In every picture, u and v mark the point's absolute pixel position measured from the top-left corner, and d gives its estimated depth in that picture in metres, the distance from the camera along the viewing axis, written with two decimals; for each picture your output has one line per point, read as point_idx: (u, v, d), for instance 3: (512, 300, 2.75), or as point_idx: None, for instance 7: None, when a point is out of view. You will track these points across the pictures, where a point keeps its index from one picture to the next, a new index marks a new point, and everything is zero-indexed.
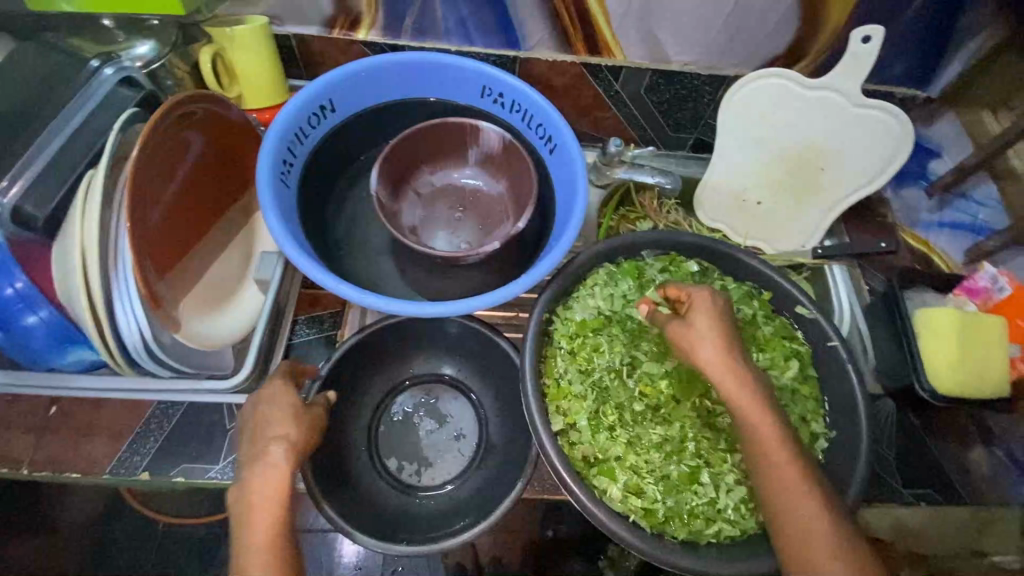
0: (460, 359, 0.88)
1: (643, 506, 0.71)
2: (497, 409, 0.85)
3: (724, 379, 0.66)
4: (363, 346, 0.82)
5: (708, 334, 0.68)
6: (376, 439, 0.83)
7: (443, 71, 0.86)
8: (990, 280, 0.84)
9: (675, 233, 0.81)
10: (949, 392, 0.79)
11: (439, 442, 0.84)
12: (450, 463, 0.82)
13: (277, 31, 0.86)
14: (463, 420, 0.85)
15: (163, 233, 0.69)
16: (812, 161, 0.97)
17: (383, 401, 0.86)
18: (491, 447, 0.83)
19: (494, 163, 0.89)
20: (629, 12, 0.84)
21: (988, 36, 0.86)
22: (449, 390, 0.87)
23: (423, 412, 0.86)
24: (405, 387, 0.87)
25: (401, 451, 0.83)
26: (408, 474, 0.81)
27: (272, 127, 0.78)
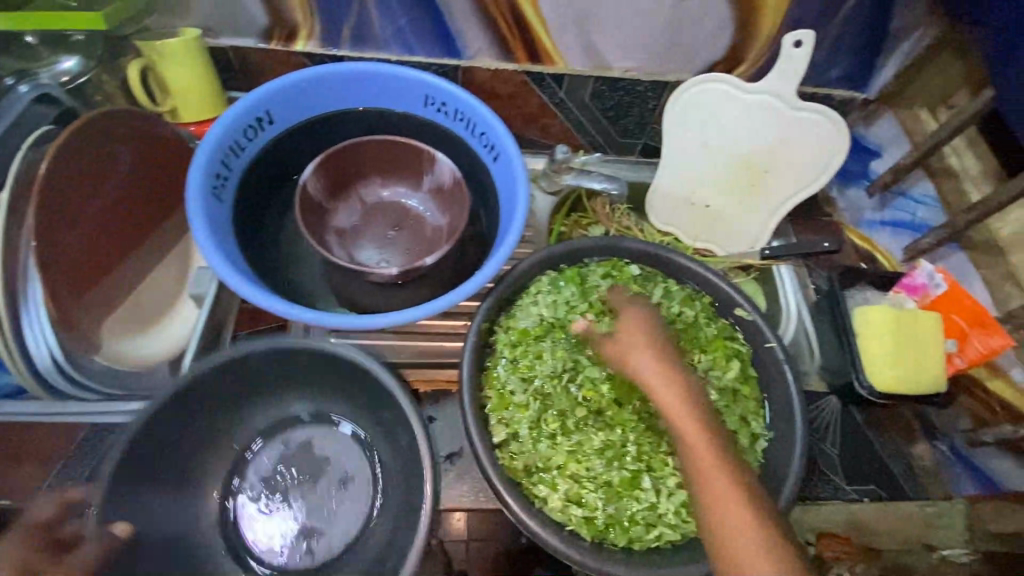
0: (321, 398, 0.79)
1: (583, 514, 0.71)
2: (382, 448, 0.77)
3: (665, 398, 0.67)
4: (176, 421, 0.71)
5: (631, 347, 0.71)
6: (244, 520, 0.76)
7: (384, 79, 0.86)
8: (927, 277, 0.85)
9: (616, 240, 0.82)
10: (888, 391, 0.81)
11: (317, 504, 0.77)
12: (345, 517, 0.76)
13: (211, 43, 0.85)
14: (343, 456, 0.79)
15: (84, 249, 0.70)
16: (754, 166, 0.98)
17: (234, 476, 0.78)
18: (381, 488, 0.77)
19: (435, 187, 0.88)
20: (564, 19, 0.84)
21: (919, 39, 0.88)
22: (320, 433, 0.80)
23: (295, 466, 0.78)
24: (272, 439, 0.80)
25: (275, 527, 0.76)
26: (299, 557, 0.74)
27: (205, 140, 0.77)
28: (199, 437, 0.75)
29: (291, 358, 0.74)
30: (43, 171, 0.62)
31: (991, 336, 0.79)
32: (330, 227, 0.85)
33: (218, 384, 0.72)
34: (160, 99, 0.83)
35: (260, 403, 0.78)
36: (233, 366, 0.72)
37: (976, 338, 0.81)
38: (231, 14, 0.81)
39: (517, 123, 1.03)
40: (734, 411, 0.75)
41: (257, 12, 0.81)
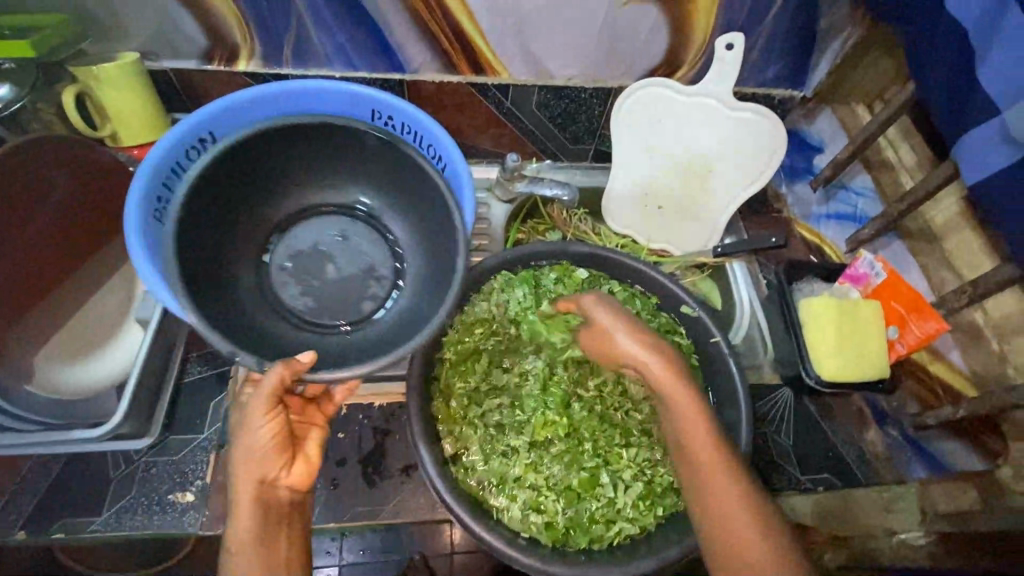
0: (315, 175, 0.80)
1: (543, 520, 0.72)
2: (386, 204, 0.82)
3: (661, 377, 0.65)
4: (195, 259, 0.69)
5: (609, 322, 0.70)
6: (326, 302, 0.78)
7: (327, 95, 0.86)
8: (868, 265, 0.88)
9: (565, 243, 0.82)
10: (832, 379, 0.83)
11: (351, 257, 0.81)
12: (372, 252, 0.82)
13: (151, 66, 0.85)
14: (332, 229, 0.81)
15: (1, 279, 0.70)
16: (700, 165, 1.00)
17: (267, 286, 0.77)
18: (383, 224, 0.83)
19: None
20: (502, 30, 0.86)
21: (847, 37, 0.91)
22: (302, 223, 0.81)
23: (308, 264, 0.80)
24: (272, 262, 0.79)
25: (327, 297, 0.78)
26: (376, 290, 0.79)
27: (145, 160, 0.76)
28: (223, 262, 0.74)
29: (279, 160, 0.76)
30: None
31: (925, 321, 0.81)
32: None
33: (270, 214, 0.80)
34: (100, 124, 0.83)
35: (245, 225, 0.77)
36: (232, 181, 0.73)
37: (913, 323, 0.82)
38: (170, 37, 0.82)
39: (469, 134, 1.04)
40: None
41: (196, 33, 0.82)
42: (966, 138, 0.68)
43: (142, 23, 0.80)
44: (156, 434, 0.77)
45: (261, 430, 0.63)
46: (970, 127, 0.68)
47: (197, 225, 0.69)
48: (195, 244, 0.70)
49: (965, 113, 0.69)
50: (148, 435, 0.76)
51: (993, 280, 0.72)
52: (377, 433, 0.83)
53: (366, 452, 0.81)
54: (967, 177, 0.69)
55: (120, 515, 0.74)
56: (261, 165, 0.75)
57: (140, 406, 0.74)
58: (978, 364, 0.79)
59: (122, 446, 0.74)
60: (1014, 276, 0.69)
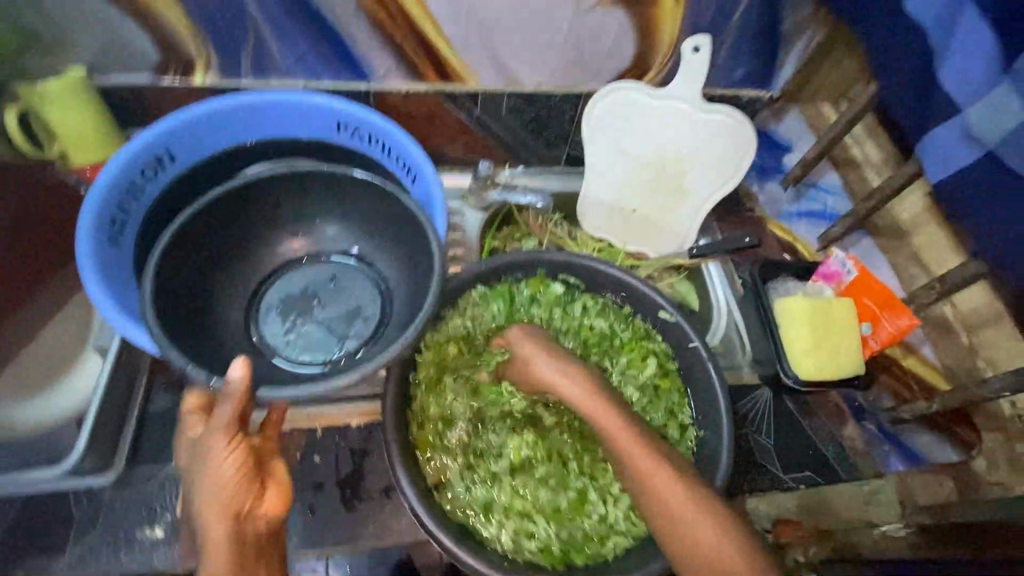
0: (302, 213, 0.80)
1: (537, 546, 0.71)
2: (377, 245, 0.80)
3: (582, 399, 0.68)
4: (176, 291, 0.68)
5: (530, 351, 0.72)
6: (313, 339, 0.74)
7: (291, 108, 0.84)
8: (841, 264, 0.89)
9: (538, 252, 0.80)
10: (809, 378, 0.84)
11: (338, 299, 0.77)
12: (361, 291, 0.78)
13: (101, 81, 0.81)
14: (320, 271, 0.79)
15: None
16: (673, 167, 1.00)
17: (252, 326, 0.75)
18: (372, 263, 0.80)
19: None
20: (468, 37, 0.84)
21: (811, 37, 0.92)
22: (300, 267, 0.79)
23: (296, 303, 0.77)
24: (262, 306, 0.77)
25: (317, 338, 0.74)
26: (362, 327, 0.75)
27: (98, 183, 0.73)
28: (207, 298, 0.73)
29: (279, 198, 0.77)
30: None
31: (899, 317, 0.82)
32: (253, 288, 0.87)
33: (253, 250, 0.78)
34: (48, 144, 0.79)
35: (237, 267, 0.76)
36: (220, 215, 0.73)
37: (886, 320, 0.83)
38: (120, 52, 0.78)
39: (439, 142, 1.02)
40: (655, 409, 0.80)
41: (148, 47, 0.78)
42: (930, 136, 0.69)
43: (89, 37, 0.76)
44: (120, 468, 0.74)
45: (225, 458, 0.55)
46: (932, 126, 0.69)
47: (176, 257, 0.68)
48: (172, 283, 0.68)
49: (926, 112, 0.70)
50: (111, 471, 0.74)
51: (961, 276, 0.73)
52: (356, 454, 0.80)
53: (344, 476, 0.79)
54: (932, 175, 0.70)
55: (81, 558, 0.71)
56: (250, 201, 0.76)
57: (102, 439, 0.72)
58: (950, 357, 0.81)
59: (79, 484, 0.72)
60: (981, 271, 0.71)
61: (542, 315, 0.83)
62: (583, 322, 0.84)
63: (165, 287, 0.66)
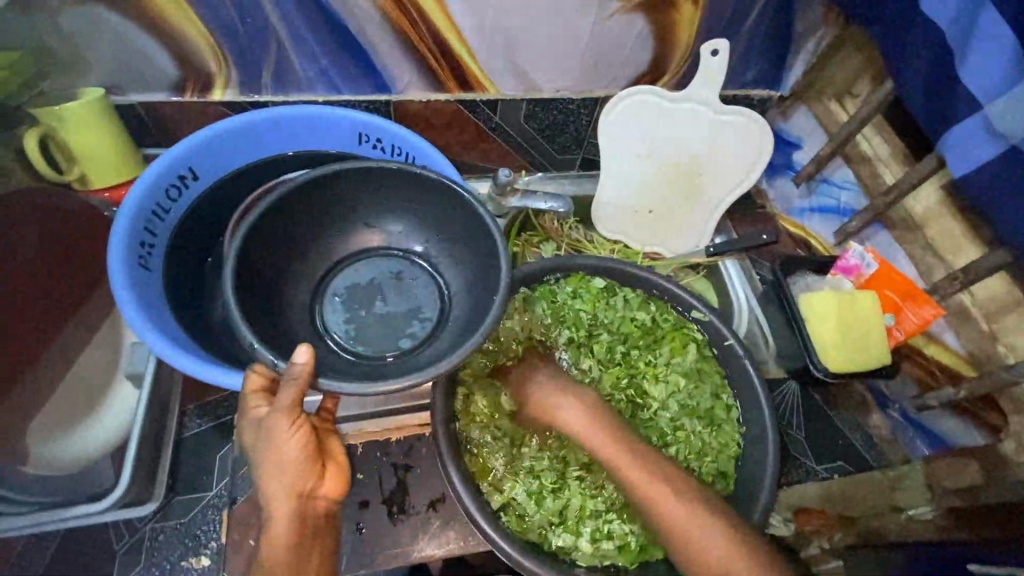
0: (363, 209, 0.76)
1: (616, 545, 0.72)
2: (443, 249, 0.77)
3: (582, 427, 0.71)
4: (246, 288, 0.66)
5: (534, 381, 0.76)
6: (373, 332, 0.73)
7: (313, 121, 0.83)
8: (859, 257, 0.91)
9: (570, 257, 0.82)
10: (837, 370, 0.86)
11: (402, 297, 0.75)
12: (424, 291, 0.76)
13: (118, 101, 0.79)
14: (388, 267, 0.77)
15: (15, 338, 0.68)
16: (690, 168, 1.01)
17: (317, 314, 0.73)
18: (435, 261, 0.77)
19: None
20: (490, 46, 0.85)
21: (821, 37, 0.94)
22: (371, 259, 0.77)
23: (359, 298, 0.75)
24: (325, 295, 0.75)
25: (378, 335, 0.72)
26: (422, 328, 0.73)
27: (123, 207, 0.71)
28: (274, 283, 0.71)
29: (333, 205, 0.75)
30: None
31: (922, 307, 0.85)
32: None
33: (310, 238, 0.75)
34: (67, 168, 0.75)
35: (300, 262, 0.74)
36: (281, 218, 0.71)
37: (909, 310, 0.86)
38: (138, 70, 0.77)
39: (456, 150, 1.02)
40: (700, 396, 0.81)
41: (167, 64, 0.77)
42: (950, 134, 0.72)
43: (108, 57, 0.74)
44: (161, 496, 0.75)
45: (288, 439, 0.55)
46: (953, 124, 0.71)
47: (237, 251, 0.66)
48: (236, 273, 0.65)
49: (944, 110, 0.73)
50: (153, 500, 0.74)
51: (984, 267, 0.76)
52: (399, 469, 0.80)
53: (389, 491, 0.79)
54: (953, 170, 0.73)
55: None
56: (311, 203, 0.73)
57: (142, 468, 0.72)
58: (972, 344, 0.83)
59: (127, 514, 0.73)
60: (1003, 262, 0.73)
61: (586, 311, 0.84)
62: (624, 317, 0.84)
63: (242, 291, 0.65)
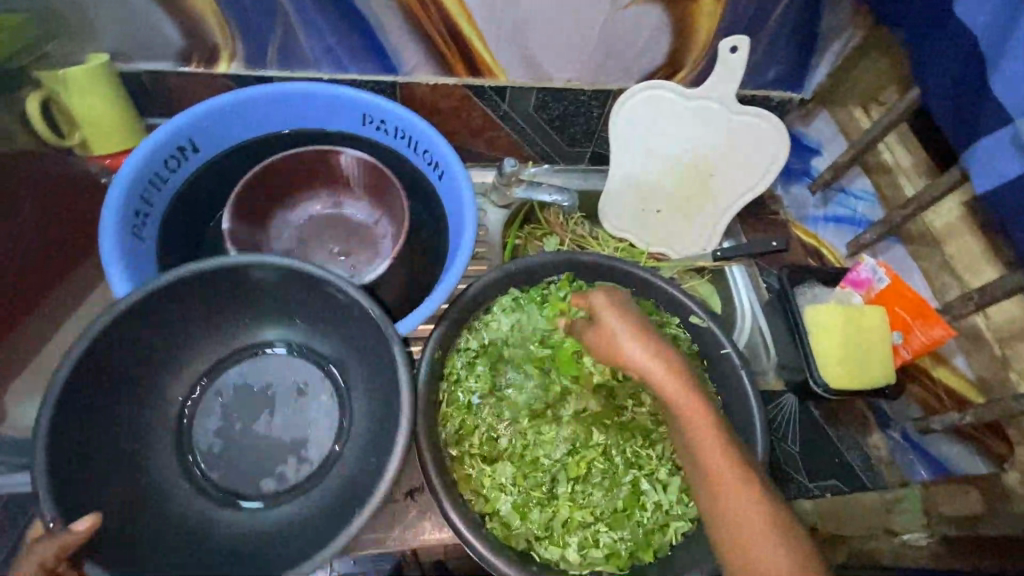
0: (262, 315, 0.69)
1: (604, 553, 0.71)
2: (346, 359, 0.69)
3: (660, 375, 0.63)
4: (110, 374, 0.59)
5: (616, 325, 0.67)
6: (237, 458, 0.67)
7: (318, 99, 0.81)
8: (871, 271, 0.88)
9: (572, 253, 0.79)
10: (839, 387, 0.83)
11: (288, 418, 0.69)
12: (317, 421, 0.69)
13: (124, 68, 0.79)
14: (294, 375, 0.71)
15: (13, 292, 0.70)
16: (701, 169, 0.98)
17: (185, 427, 0.67)
18: (342, 387, 0.70)
19: (360, 191, 0.84)
20: (501, 32, 0.82)
21: (849, 38, 0.90)
22: (258, 363, 0.71)
23: (242, 410, 0.69)
24: (206, 387, 0.69)
25: (246, 466, 0.66)
26: (292, 473, 0.66)
27: (118, 175, 0.71)
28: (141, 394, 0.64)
29: (243, 290, 0.66)
30: None
31: (932, 327, 0.80)
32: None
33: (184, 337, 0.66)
34: (68, 131, 0.77)
35: (197, 335, 0.68)
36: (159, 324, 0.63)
37: (919, 330, 0.82)
38: (144, 38, 0.76)
39: (463, 137, 1.00)
40: None
41: (173, 34, 0.76)
42: (977, 147, 0.68)
43: (114, 22, 0.74)
44: None
45: None
46: (982, 134, 0.67)
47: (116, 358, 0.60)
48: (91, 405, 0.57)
49: (974, 121, 0.68)
50: None
51: (1000, 289, 0.72)
52: None
53: None
54: (978, 186, 0.69)
55: None
56: (206, 292, 0.64)
57: None
58: (983, 370, 0.79)
59: None
60: (1022, 285, 0.70)
61: None
62: None
63: (98, 367, 0.58)
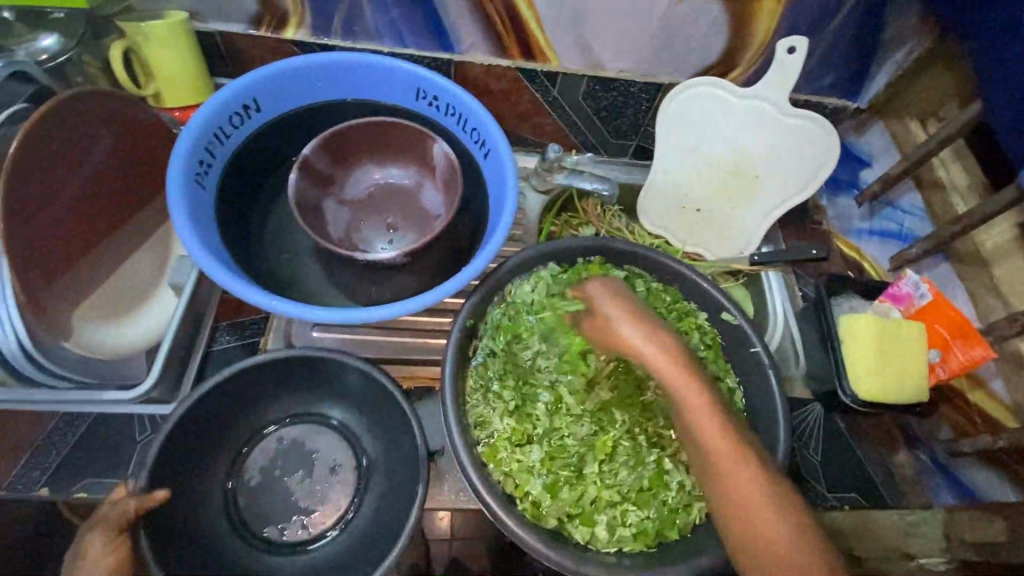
0: (327, 397, 0.81)
1: (633, 531, 0.71)
2: (376, 444, 0.80)
3: (665, 367, 0.67)
4: (207, 400, 0.72)
5: (615, 313, 0.72)
6: (255, 507, 0.77)
7: (374, 70, 0.84)
8: (913, 286, 0.86)
9: (604, 239, 0.80)
10: (869, 400, 0.81)
11: (316, 487, 0.78)
12: (334, 498, 0.78)
13: (200, 27, 0.84)
14: (330, 451, 0.80)
15: (71, 225, 0.73)
16: (746, 169, 0.98)
17: (237, 468, 0.78)
18: (366, 477, 0.79)
19: (439, 181, 0.85)
20: (560, 17, 0.84)
21: (913, 48, 0.88)
22: (302, 429, 0.81)
23: (285, 464, 0.79)
24: (268, 433, 0.80)
25: (266, 516, 0.76)
26: (295, 532, 0.76)
27: (186, 126, 0.76)
28: (208, 448, 0.76)
29: (310, 372, 0.78)
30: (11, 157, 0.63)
31: (972, 347, 0.81)
32: (333, 197, 0.84)
33: (251, 401, 0.78)
34: (144, 83, 0.83)
35: (277, 395, 0.80)
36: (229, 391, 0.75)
37: (958, 348, 0.82)
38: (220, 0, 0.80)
39: (510, 121, 1.02)
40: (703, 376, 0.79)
41: None
42: None
43: None
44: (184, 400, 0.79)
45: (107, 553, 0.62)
46: None
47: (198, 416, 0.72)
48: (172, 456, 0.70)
49: None
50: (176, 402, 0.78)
51: None
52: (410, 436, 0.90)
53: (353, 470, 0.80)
54: None
55: None
56: (259, 379, 0.76)
57: (169, 369, 0.76)
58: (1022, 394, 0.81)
59: (136, 411, 0.77)
60: None
61: None
62: None
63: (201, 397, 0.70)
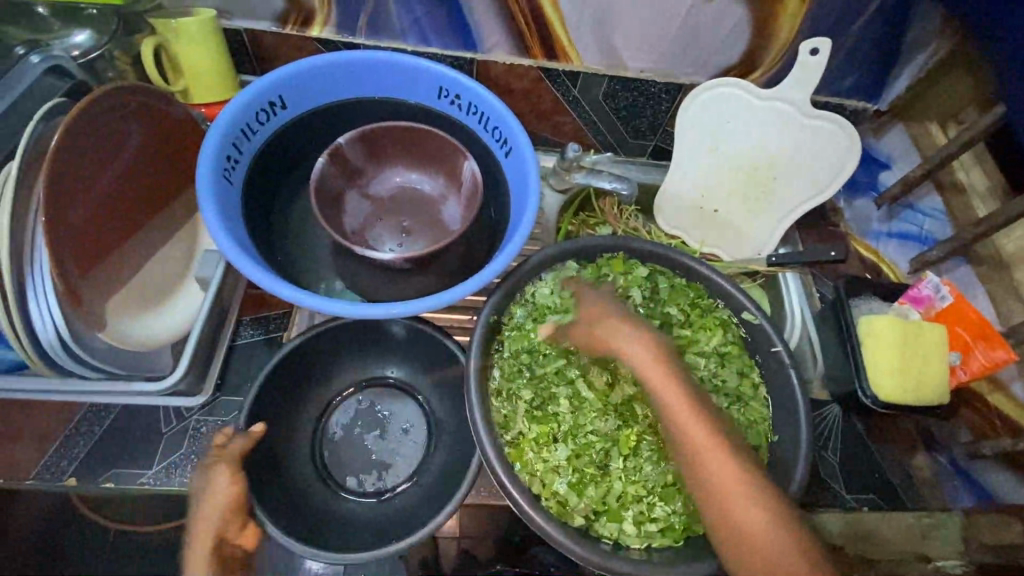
0: (397, 359, 0.86)
1: (659, 527, 0.72)
2: (446, 402, 0.84)
3: (648, 368, 0.71)
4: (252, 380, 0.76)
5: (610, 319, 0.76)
6: (335, 461, 0.81)
7: (398, 68, 0.85)
8: (933, 288, 0.86)
9: (629, 238, 0.80)
10: (889, 401, 0.81)
11: (390, 444, 0.82)
12: (409, 453, 0.82)
13: (227, 25, 0.85)
14: (402, 412, 0.84)
15: (106, 218, 0.74)
16: (766, 170, 0.98)
17: (322, 425, 0.83)
18: (436, 436, 0.83)
19: (462, 197, 0.85)
20: (583, 17, 0.84)
21: (935, 50, 0.88)
22: (377, 391, 0.85)
23: (365, 422, 0.83)
24: (346, 396, 0.85)
25: (346, 469, 0.80)
26: (369, 484, 0.80)
27: (214, 122, 0.76)
28: (291, 405, 0.81)
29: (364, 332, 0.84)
30: (51, 153, 0.64)
31: (994, 349, 0.80)
32: (358, 189, 0.85)
33: (296, 368, 0.81)
34: (172, 79, 0.84)
35: (350, 358, 0.85)
36: (308, 349, 0.81)
37: (979, 350, 0.82)
38: None
39: (530, 119, 1.03)
40: (727, 376, 0.80)
41: None
42: None
43: None
44: (209, 391, 0.81)
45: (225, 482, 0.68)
46: None
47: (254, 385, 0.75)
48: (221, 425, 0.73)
49: None
50: (201, 393, 0.80)
51: None
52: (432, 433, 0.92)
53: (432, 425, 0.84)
54: None
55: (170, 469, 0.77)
56: (322, 342, 0.82)
57: (196, 361, 0.78)
58: None
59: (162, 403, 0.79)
60: None
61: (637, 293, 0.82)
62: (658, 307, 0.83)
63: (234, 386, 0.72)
